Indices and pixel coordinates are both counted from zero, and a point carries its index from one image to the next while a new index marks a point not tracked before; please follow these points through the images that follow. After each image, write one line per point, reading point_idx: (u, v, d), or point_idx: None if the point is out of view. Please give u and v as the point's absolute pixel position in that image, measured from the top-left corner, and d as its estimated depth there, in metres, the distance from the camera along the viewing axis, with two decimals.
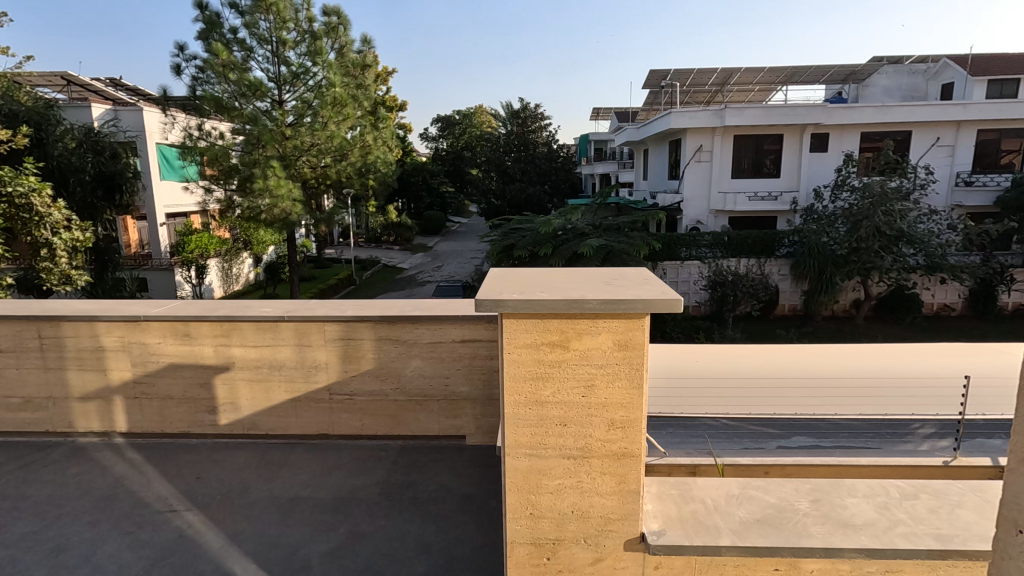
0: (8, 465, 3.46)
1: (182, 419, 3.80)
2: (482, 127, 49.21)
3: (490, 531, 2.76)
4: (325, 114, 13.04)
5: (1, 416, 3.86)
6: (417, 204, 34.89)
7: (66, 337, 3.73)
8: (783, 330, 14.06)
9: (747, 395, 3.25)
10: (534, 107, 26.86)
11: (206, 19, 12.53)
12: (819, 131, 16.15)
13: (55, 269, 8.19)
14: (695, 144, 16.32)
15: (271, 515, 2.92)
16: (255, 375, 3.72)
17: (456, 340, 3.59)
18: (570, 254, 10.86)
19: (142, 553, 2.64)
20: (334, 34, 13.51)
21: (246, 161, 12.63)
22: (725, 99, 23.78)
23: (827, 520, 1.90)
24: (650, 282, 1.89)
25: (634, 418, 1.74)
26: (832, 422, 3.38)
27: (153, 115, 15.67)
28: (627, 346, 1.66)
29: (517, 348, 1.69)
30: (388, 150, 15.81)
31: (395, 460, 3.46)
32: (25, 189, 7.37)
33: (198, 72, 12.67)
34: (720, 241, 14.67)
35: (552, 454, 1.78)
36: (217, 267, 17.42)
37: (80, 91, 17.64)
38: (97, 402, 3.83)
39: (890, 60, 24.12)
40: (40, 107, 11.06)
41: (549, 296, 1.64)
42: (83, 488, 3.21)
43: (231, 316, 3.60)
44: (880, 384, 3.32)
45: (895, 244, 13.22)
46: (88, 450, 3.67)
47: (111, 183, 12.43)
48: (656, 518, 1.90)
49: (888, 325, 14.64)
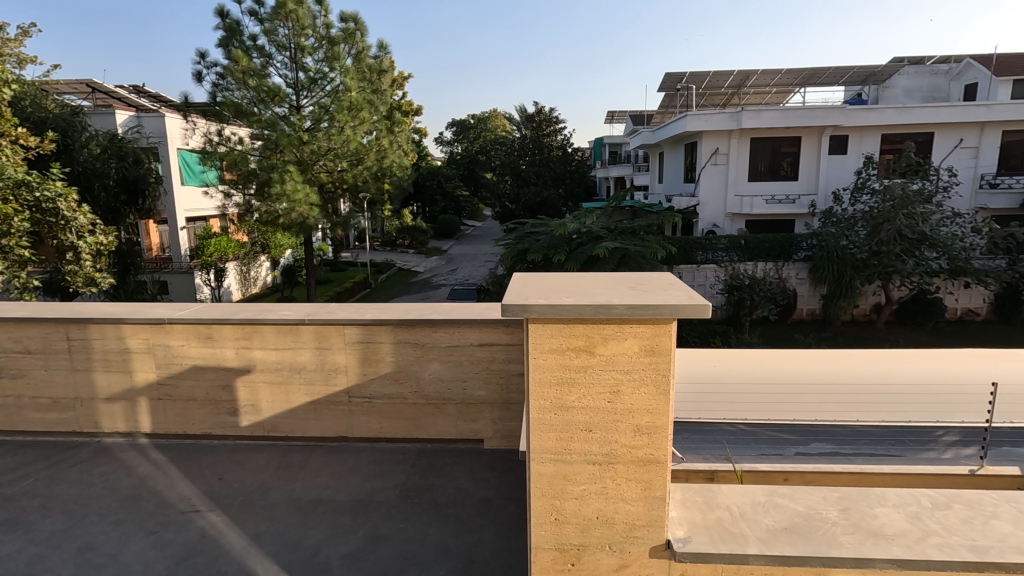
0: (36, 465, 3.53)
1: (205, 420, 3.85)
2: (497, 130, 49.40)
3: (510, 535, 2.76)
4: (341, 118, 13.15)
5: (30, 416, 3.95)
6: (432, 207, 35.15)
7: (92, 339, 3.81)
8: (801, 334, 13.90)
9: (766, 401, 3.25)
10: (549, 111, 26.93)
11: (226, 27, 12.77)
12: (838, 133, 15.96)
13: (80, 271, 8.36)
14: (711, 147, 16.15)
15: (292, 516, 2.95)
16: (275, 378, 3.76)
17: (475, 344, 3.61)
18: (585, 258, 10.85)
19: (167, 552, 2.68)
20: (351, 40, 13.71)
21: (265, 165, 12.89)
22: (742, 101, 23.64)
23: (856, 530, 1.87)
24: (676, 287, 1.87)
25: (660, 425, 1.72)
26: (852, 428, 3.34)
27: (174, 121, 16.01)
28: (653, 352, 1.65)
29: (543, 353, 1.68)
30: (403, 153, 15.88)
31: (413, 463, 3.48)
32: (52, 193, 7.50)
33: (219, 78, 12.90)
34: (737, 245, 14.58)
35: (577, 459, 1.78)
36: (235, 269, 17.71)
37: (104, 98, 18.05)
38: (122, 403, 3.90)
39: (911, 60, 23.79)
40: (66, 114, 11.38)
41: (574, 301, 1.63)
42: (109, 488, 3.27)
43: (253, 319, 3.65)
44: (904, 389, 3.27)
45: (917, 247, 13.01)
46: (113, 450, 3.74)
47: (134, 187, 12.68)
48: (681, 525, 1.89)
49: (909, 330, 14.40)
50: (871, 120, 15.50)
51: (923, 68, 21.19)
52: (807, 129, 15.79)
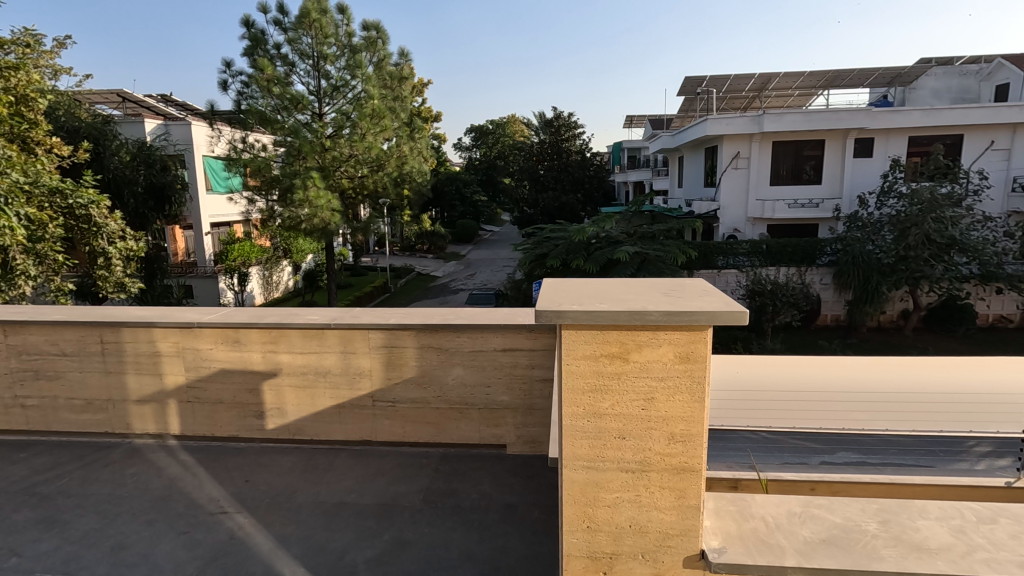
0: (70, 465, 3.62)
1: (233, 423, 3.92)
2: (515, 135, 49.46)
3: (535, 541, 2.74)
4: (362, 126, 13.38)
5: (65, 417, 4.05)
6: (451, 213, 35.35)
7: (125, 342, 3.90)
8: (825, 341, 13.66)
9: (793, 409, 3.21)
10: (567, 115, 26.92)
11: (251, 36, 13.05)
12: (863, 136, 15.68)
13: (111, 277, 8.51)
14: (732, 151, 16.00)
15: (317, 520, 2.98)
16: (301, 381, 3.81)
17: (498, 349, 3.62)
18: (605, 261, 10.83)
19: (196, 553, 2.72)
20: (373, 48, 13.93)
21: (288, 172, 13.14)
22: (764, 104, 23.41)
23: (898, 542, 1.82)
24: (711, 293, 1.85)
25: (695, 433, 1.70)
26: (879, 437, 3.13)
27: (201, 129, 16.40)
28: (688, 358, 1.63)
29: (576, 359, 1.68)
30: (423, 160, 16.00)
31: (437, 468, 3.48)
32: (84, 201, 7.78)
33: (244, 86, 13.14)
34: (758, 249, 14.42)
35: (610, 467, 1.76)
36: (258, 274, 17.99)
37: (134, 108, 18.57)
38: (153, 405, 3.98)
39: (940, 61, 23.30)
40: (98, 123, 11.81)
41: (609, 308, 1.62)
42: (140, 488, 3.34)
43: (279, 323, 3.69)
44: (938, 397, 3.20)
45: (946, 251, 12.70)
46: (144, 450, 3.82)
47: (162, 194, 12.99)
48: (716, 535, 1.86)
49: (938, 337, 14.06)
50: (899, 122, 15.13)
51: (952, 69, 20.73)
52: (831, 132, 15.56)
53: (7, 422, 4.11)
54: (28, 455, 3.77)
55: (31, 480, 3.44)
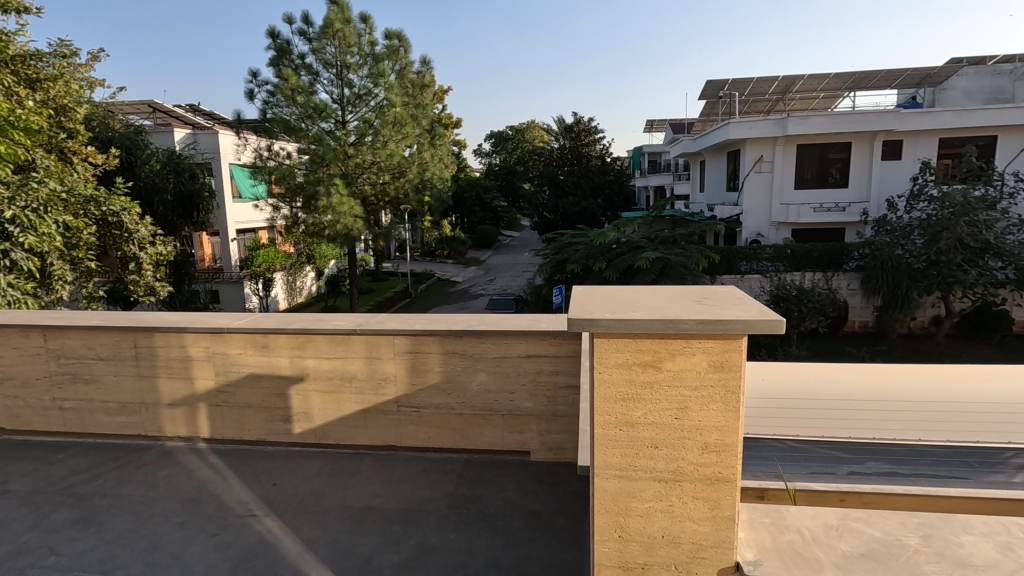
0: (105, 466, 3.73)
1: (260, 427, 3.98)
2: (535, 141, 49.53)
3: (560, 550, 2.73)
4: (385, 133, 13.51)
5: (100, 420, 4.17)
6: (471, 218, 35.49)
7: (158, 347, 4.00)
8: (853, 348, 13.36)
9: (824, 417, 3.13)
10: (587, 120, 26.90)
11: (277, 47, 13.34)
12: (891, 139, 15.34)
13: (141, 281, 8.75)
14: (755, 155, 15.82)
15: (344, 524, 3.01)
16: (327, 386, 3.85)
17: (523, 356, 3.61)
18: (625, 267, 10.77)
19: (226, 555, 2.76)
20: (395, 56, 14.18)
21: (312, 179, 13.44)
22: (788, 107, 23.13)
23: (942, 558, 1.84)
24: (745, 301, 1.82)
25: (729, 443, 1.68)
26: (911, 448, 2.81)
27: (227, 137, 16.79)
28: (722, 367, 1.62)
29: (608, 367, 1.67)
30: (444, 166, 16.16)
31: (461, 474, 3.49)
32: (118, 208, 7.99)
33: (269, 95, 13.41)
34: (783, 254, 14.16)
35: (642, 477, 1.75)
36: (283, 280, 18.34)
37: (164, 118, 19.14)
38: (183, 408, 4.07)
39: (972, 61, 22.74)
40: (130, 133, 12.25)
41: (642, 316, 1.61)
42: (171, 490, 3.41)
43: (307, 329, 3.75)
44: (971, 412, 3.10)
45: (980, 256, 12.35)
46: (175, 453, 3.90)
47: (190, 202, 13.32)
48: (750, 548, 1.86)
49: (972, 344, 13.70)
50: (928, 123, 14.75)
51: (984, 69, 20.19)
52: (857, 134, 15.26)
53: (47, 423, 4.24)
54: (65, 456, 3.89)
55: (69, 480, 3.55)
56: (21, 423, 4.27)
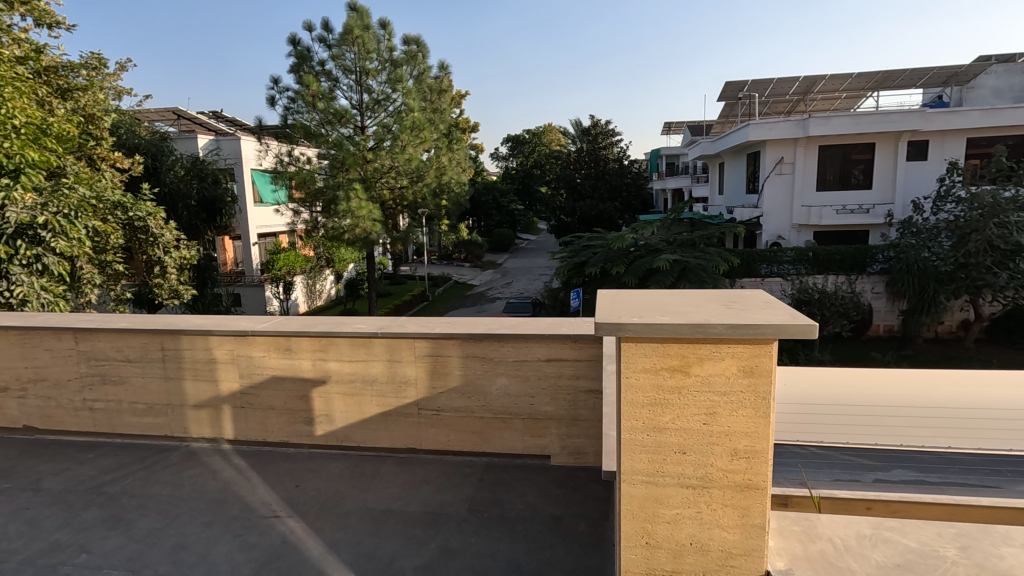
0: (133, 465, 3.81)
1: (283, 429, 4.02)
2: (552, 144, 49.57)
3: (582, 555, 2.71)
4: (404, 138, 13.69)
5: (128, 420, 4.26)
6: (487, 221, 35.59)
7: (184, 349, 4.07)
8: (877, 352, 13.07)
9: (847, 423, 3.07)
10: (604, 123, 26.88)
11: (297, 53, 13.53)
12: (916, 138, 15.00)
13: (165, 284, 8.96)
14: (776, 156, 15.59)
15: (365, 526, 3.02)
16: (349, 389, 3.89)
17: (542, 360, 3.60)
18: (644, 271, 10.69)
19: (252, 555, 2.80)
20: (413, 61, 14.34)
21: (331, 184, 13.58)
22: (809, 108, 22.80)
23: (981, 570, 1.80)
24: (774, 305, 1.80)
25: (759, 449, 1.66)
26: (941, 455, 2.75)
27: (249, 143, 17.08)
28: (752, 373, 1.60)
29: (636, 372, 1.66)
30: (462, 170, 16.26)
31: (481, 478, 3.50)
32: (143, 213, 8.08)
33: (290, 101, 13.59)
34: (805, 257, 13.93)
35: (670, 482, 1.73)
36: (302, 283, 18.62)
37: (188, 125, 19.59)
38: (208, 410, 4.13)
39: (1001, 60, 22.17)
40: (156, 139, 12.50)
41: (671, 320, 1.60)
42: (197, 490, 3.47)
43: (328, 331, 3.79)
44: (1003, 419, 3.01)
45: (1012, 258, 11.84)
46: (201, 454, 3.97)
47: (213, 207, 13.51)
48: (780, 557, 1.85)
49: (1002, 349, 13.37)
50: (955, 123, 14.41)
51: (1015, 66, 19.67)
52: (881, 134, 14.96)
53: (77, 423, 4.34)
54: (96, 456, 3.99)
55: (98, 480, 3.62)
56: (53, 423, 4.38)
